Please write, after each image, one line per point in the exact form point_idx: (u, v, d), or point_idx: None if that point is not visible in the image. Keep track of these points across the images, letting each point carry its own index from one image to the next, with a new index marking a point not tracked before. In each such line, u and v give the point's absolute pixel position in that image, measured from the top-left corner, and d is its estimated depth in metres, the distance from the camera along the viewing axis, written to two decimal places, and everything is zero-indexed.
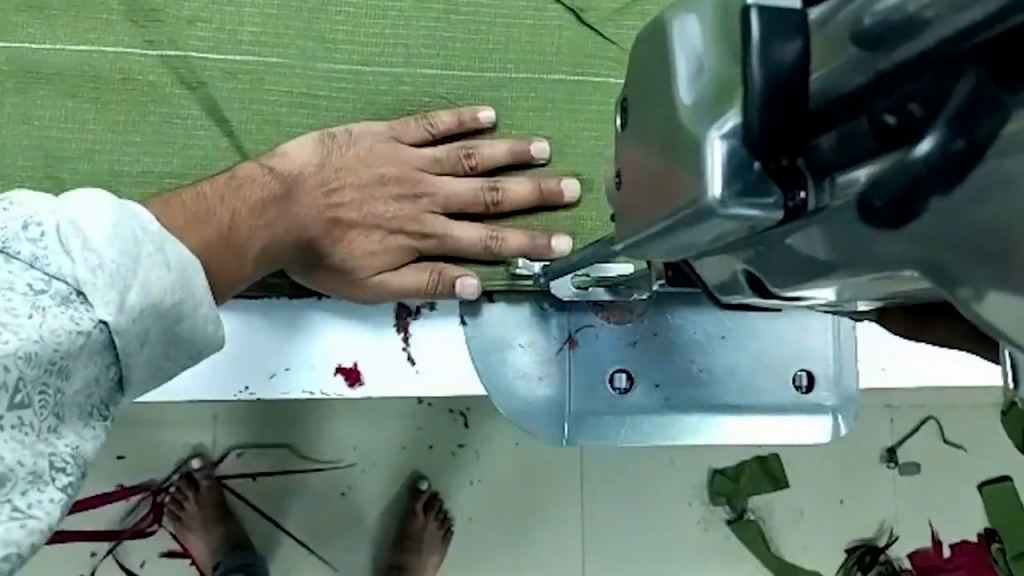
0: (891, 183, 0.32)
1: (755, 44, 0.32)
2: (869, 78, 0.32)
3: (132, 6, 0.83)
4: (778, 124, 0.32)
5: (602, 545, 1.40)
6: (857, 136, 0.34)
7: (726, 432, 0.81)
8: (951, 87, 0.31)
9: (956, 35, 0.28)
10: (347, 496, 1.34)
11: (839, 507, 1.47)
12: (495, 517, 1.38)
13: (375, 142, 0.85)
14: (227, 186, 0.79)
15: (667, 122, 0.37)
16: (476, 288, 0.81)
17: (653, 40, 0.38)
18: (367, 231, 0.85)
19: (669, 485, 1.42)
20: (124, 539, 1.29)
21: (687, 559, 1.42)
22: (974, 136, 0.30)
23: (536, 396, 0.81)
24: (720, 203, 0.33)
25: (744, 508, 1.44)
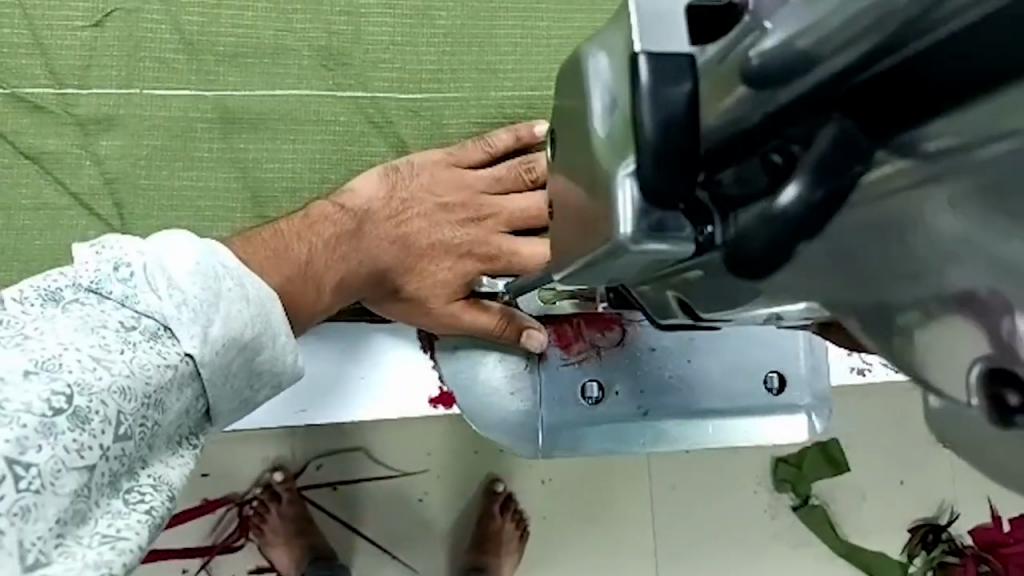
0: (761, 231, 0.38)
1: (643, 87, 0.38)
2: (761, 117, 0.39)
3: (318, 51, 0.96)
4: (670, 169, 0.39)
5: (670, 537, 1.43)
6: (751, 175, 0.41)
7: (700, 435, 0.89)
8: (815, 132, 0.37)
9: (833, 78, 0.35)
10: (423, 501, 1.37)
11: (899, 487, 1.49)
12: (564, 514, 1.41)
13: (478, 160, 0.97)
14: (386, 201, 0.94)
15: (590, 159, 0.43)
16: (543, 343, 0.88)
17: (573, 82, 0.46)
18: (458, 258, 0.94)
19: (738, 473, 1.45)
20: (216, 554, 1.32)
21: (757, 546, 1.45)
22: (837, 184, 0.37)
23: (514, 413, 0.88)
24: (632, 240, 0.39)
25: (808, 494, 1.45)
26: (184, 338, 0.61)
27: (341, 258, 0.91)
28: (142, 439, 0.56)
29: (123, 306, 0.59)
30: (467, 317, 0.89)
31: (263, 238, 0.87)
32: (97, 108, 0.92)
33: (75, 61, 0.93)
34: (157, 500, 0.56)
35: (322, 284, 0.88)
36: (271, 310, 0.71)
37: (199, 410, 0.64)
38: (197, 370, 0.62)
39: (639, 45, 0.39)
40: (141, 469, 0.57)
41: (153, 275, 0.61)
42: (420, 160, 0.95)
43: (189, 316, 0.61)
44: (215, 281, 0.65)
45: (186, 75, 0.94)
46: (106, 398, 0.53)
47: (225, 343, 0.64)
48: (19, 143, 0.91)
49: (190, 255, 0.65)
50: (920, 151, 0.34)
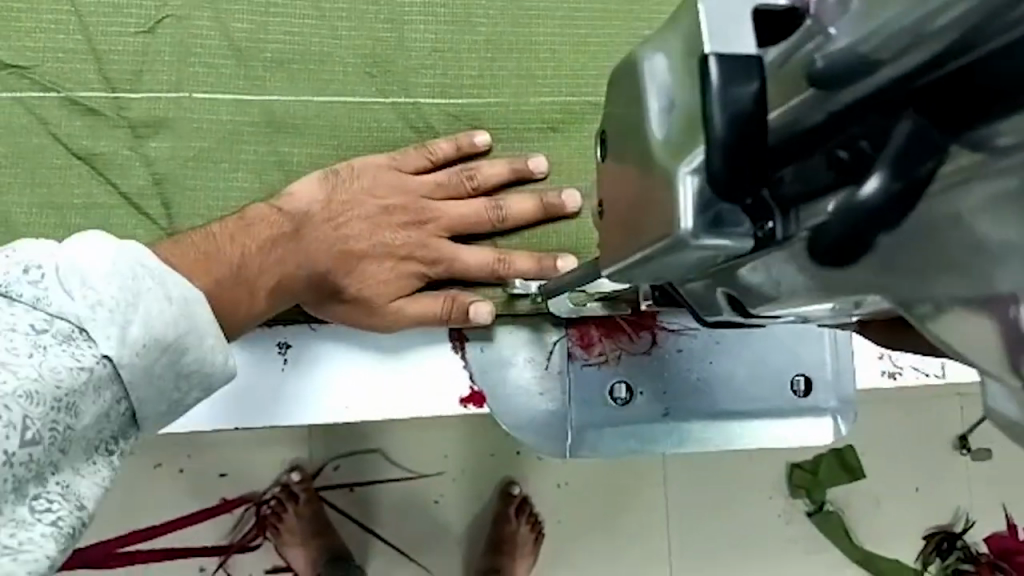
0: (839, 222, 0.38)
1: (713, 82, 0.36)
2: (825, 116, 0.37)
3: (363, 58, 0.90)
4: (738, 164, 0.37)
5: (685, 541, 1.43)
6: (812, 172, 0.39)
7: (727, 438, 0.85)
8: (891, 126, 0.36)
9: (901, 78, 0.34)
10: (440, 503, 1.38)
11: (914, 495, 1.49)
12: (581, 517, 1.41)
13: (411, 162, 0.88)
14: (326, 203, 0.85)
15: (645, 157, 0.42)
16: (489, 313, 0.83)
17: (628, 81, 0.44)
18: (381, 262, 0.86)
19: (754, 478, 1.45)
20: (233, 553, 1.33)
21: (772, 552, 1.45)
22: (913, 177, 0.36)
23: (541, 413, 0.85)
24: (692, 235, 0.39)
25: (823, 500, 1.46)
26: (101, 338, 0.54)
27: (275, 259, 0.82)
28: (53, 445, 0.51)
29: (35, 309, 0.53)
30: (407, 309, 0.84)
31: (192, 243, 0.79)
32: (147, 110, 0.85)
33: (126, 65, 0.86)
34: (65, 509, 0.52)
35: (253, 289, 0.80)
36: (197, 309, 0.62)
37: (124, 414, 0.57)
38: (116, 372, 0.55)
39: (710, 46, 0.37)
40: (51, 476, 0.52)
41: (65, 277, 0.55)
42: (360, 162, 0.87)
43: (106, 316, 0.55)
44: (135, 281, 0.58)
45: (234, 80, 0.87)
46: (9, 403, 0.49)
47: (147, 343, 0.57)
48: (70, 144, 0.84)
49: (104, 253, 0.57)
50: (988, 148, 0.34)
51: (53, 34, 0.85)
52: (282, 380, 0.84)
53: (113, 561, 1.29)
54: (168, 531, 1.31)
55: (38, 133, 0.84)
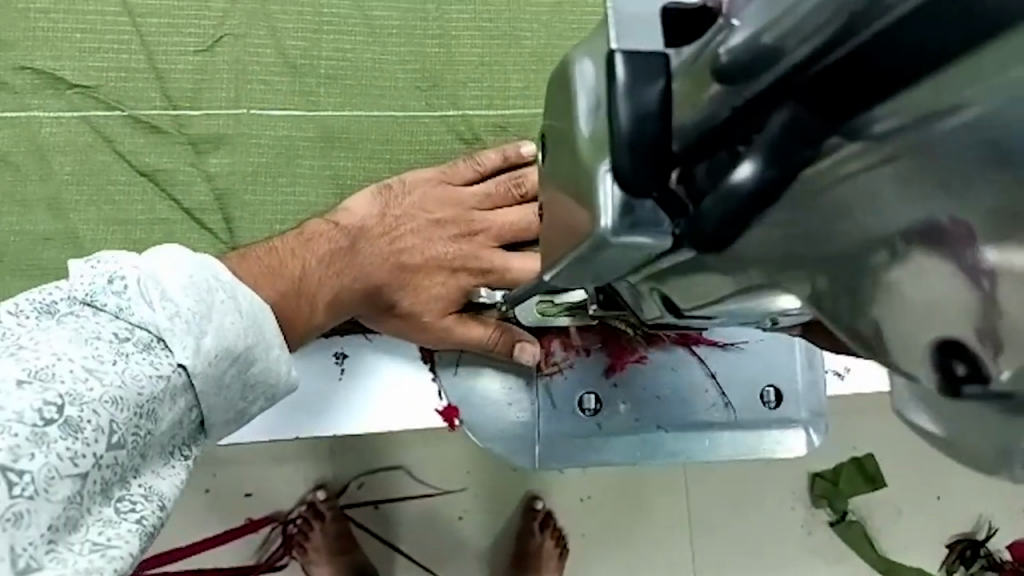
0: (719, 210, 0.40)
1: (621, 81, 0.40)
2: (728, 112, 0.39)
3: (411, 74, 0.97)
4: (642, 162, 0.40)
5: (710, 552, 1.44)
6: (719, 166, 0.40)
7: (696, 448, 0.90)
8: (770, 112, 0.38)
9: (789, 72, 0.35)
10: (463, 520, 1.38)
11: (935, 502, 1.49)
12: (605, 529, 1.42)
13: (457, 175, 0.96)
14: (380, 218, 0.94)
15: (576, 156, 0.46)
16: (534, 354, 0.88)
17: (563, 83, 0.49)
18: (433, 274, 0.94)
19: (775, 489, 1.46)
20: (260, 572, 1.34)
21: (793, 561, 1.45)
22: (798, 160, 0.38)
23: (513, 423, 0.90)
24: (612, 232, 0.41)
25: (846, 509, 1.46)
26: (177, 347, 0.64)
27: (334, 274, 0.90)
28: (135, 449, 0.59)
29: (117, 318, 0.62)
30: (453, 329, 0.89)
31: (258, 257, 0.87)
32: (208, 128, 0.94)
33: (187, 84, 0.94)
34: (147, 509, 0.60)
35: (314, 301, 0.87)
36: (263, 321, 0.73)
37: (193, 420, 0.67)
38: (189, 380, 0.65)
39: (616, 42, 0.41)
40: (133, 479, 0.60)
41: (147, 288, 0.64)
42: (410, 177, 0.95)
43: (182, 326, 0.64)
44: (209, 293, 0.68)
45: (288, 95, 0.95)
46: (98, 408, 0.56)
47: (218, 353, 0.67)
48: (133, 162, 0.93)
49: (181, 268, 0.68)
50: (869, 135, 0.35)
51: (118, 54, 0.94)
52: (339, 388, 0.90)
53: None
54: (193, 552, 1.32)
55: (102, 150, 0.93)
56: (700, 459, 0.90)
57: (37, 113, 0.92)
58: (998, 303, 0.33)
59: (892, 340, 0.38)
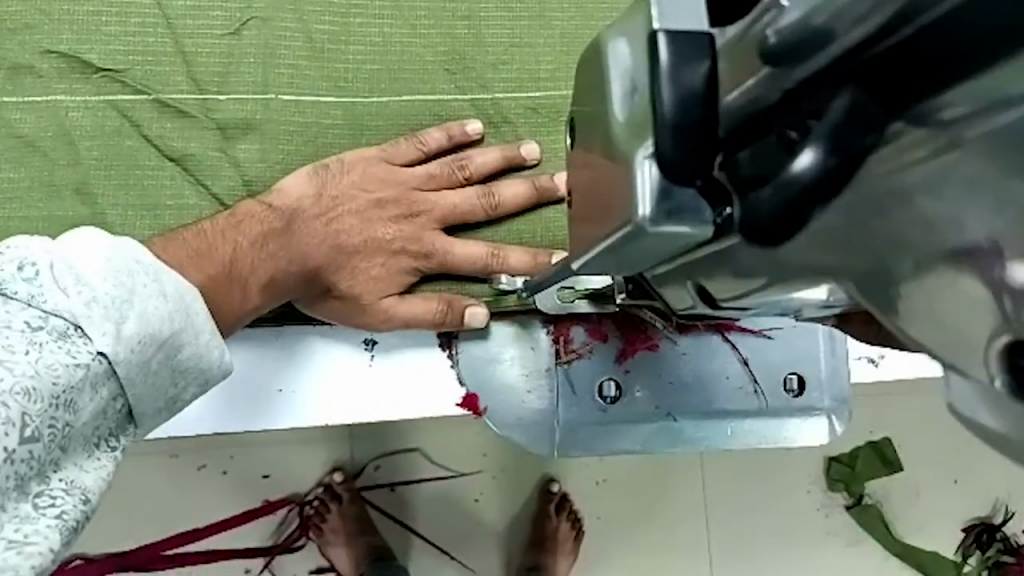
0: (774, 201, 0.41)
1: (664, 63, 0.41)
2: (779, 96, 0.41)
3: (441, 55, 0.94)
4: (686, 146, 0.41)
5: (723, 535, 1.44)
6: (769, 152, 0.42)
7: (718, 435, 0.90)
8: (829, 100, 0.39)
9: (846, 54, 0.37)
10: (480, 502, 1.38)
11: (952, 486, 1.48)
12: (621, 511, 1.42)
13: (400, 154, 0.91)
14: (317, 198, 0.88)
15: (609, 141, 0.47)
16: (485, 317, 0.87)
17: (594, 62, 0.49)
18: (371, 256, 0.88)
19: (789, 473, 1.45)
20: (277, 554, 1.34)
21: (808, 543, 1.45)
22: (853, 147, 0.39)
23: (531, 410, 0.89)
24: (648, 219, 0.43)
25: (863, 493, 1.46)
26: (96, 335, 0.58)
27: (269, 255, 0.85)
28: (54, 441, 0.55)
29: (30, 306, 0.56)
30: (398, 308, 0.86)
31: (187, 240, 0.83)
32: (236, 113, 0.90)
33: (213, 67, 0.91)
34: (69, 504, 0.56)
35: (245, 284, 0.83)
36: (191, 305, 0.67)
37: (119, 411, 0.62)
38: (113, 368, 0.59)
39: (658, 23, 0.42)
40: (53, 474, 0.56)
41: (60, 273, 0.59)
42: (350, 156, 0.90)
43: (102, 312, 0.59)
44: (129, 277, 0.62)
45: (316, 79, 0.92)
46: (7, 400, 0.53)
47: (143, 339, 0.61)
48: (161, 147, 0.89)
49: (100, 250, 0.62)
50: (933, 120, 0.38)
51: (143, 38, 0.91)
52: (370, 374, 0.88)
53: (160, 565, 1.31)
54: (211, 532, 1.33)
55: (130, 135, 0.89)
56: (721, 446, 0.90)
57: (62, 97, 0.89)
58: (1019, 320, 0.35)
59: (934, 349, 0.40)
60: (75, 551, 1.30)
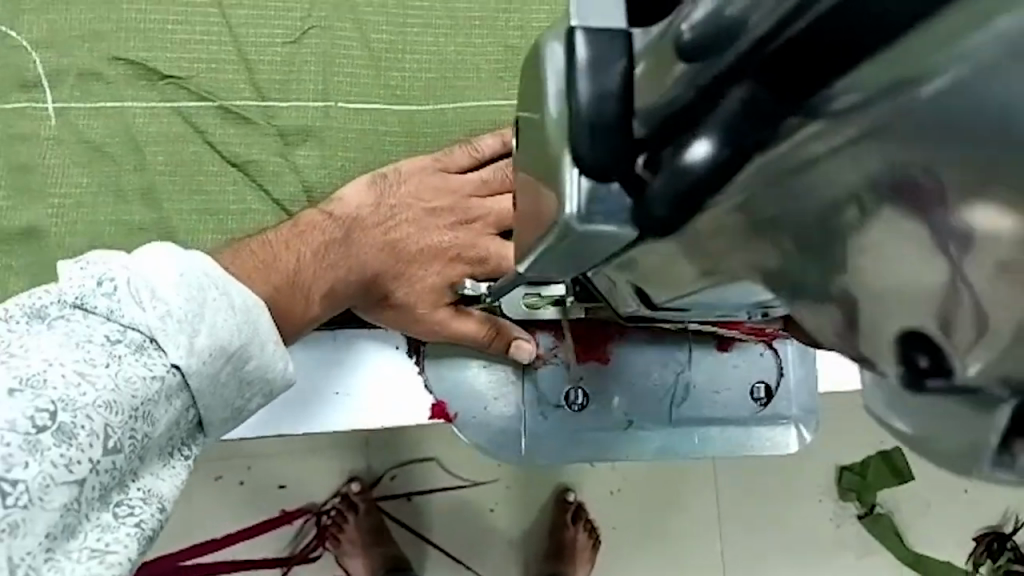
0: (670, 196, 0.37)
1: (580, 61, 0.35)
2: (695, 92, 0.35)
3: (495, 64, 0.95)
4: (607, 144, 0.35)
5: (735, 543, 1.44)
6: (676, 148, 0.36)
7: (683, 443, 0.90)
8: (726, 88, 0.35)
9: (755, 44, 0.33)
10: (494, 511, 1.39)
11: (962, 495, 1.49)
12: (635, 519, 1.43)
13: (447, 163, 0.93)
14: (374, 207, 0.90)
15: (541, 139, 0.39)
16: (531, 352, 0.88)
17: (529, 59, 0.41)
18: (428, 264, 0.90)
19: (802, 482, 1.46)
20: (294, 564, 1.35)
21: (819, 551, 1.46)
22: (743, 143, 0.35)
23: (497, 417, 0.89)
24: (576, 221, 0.36)
25: (874, 503, 1.46)
26: (170, 348, 0.60)
27: (329, 265, 0.87)
28: (133, 452, 0.56)
29: (109, 321, 0.58)
30: (450, 321, 0.87)
31: (258, 249, 0.85)
32: (296, 120, 0.92)
33: (274, 75, 0.93)
34: (147, 513, 0.57)
35: (309, 292, 0.85)
36: (259, 320, 0.68)
37: (190, 420, 0.63)
38: (185, 380, 0.61)
39: (577, 19, 0.36)
40: (131, 483, 0.57)
41: (137, 289, 0.60)
42: (406, 166, 0.92)
43: (176, 326, 0.60)
44: (200, 291, 0.63)
45: (376, 87, 0.94)
46: (91, 413, 0.53)
47: (214, 352, 0.63)
48: (223, 152, 0.91)
49: (173, 264, 0.63)
50: (827, 112, 0.32)
51: (207, 46, 0.93)
52: (418, 383, 0.90)
53: None
54: (224, 544, 1.33)
55: (194, 141, 0.91)
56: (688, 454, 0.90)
57: (130, 104, 0.91)
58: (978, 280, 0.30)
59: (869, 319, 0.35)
60: None
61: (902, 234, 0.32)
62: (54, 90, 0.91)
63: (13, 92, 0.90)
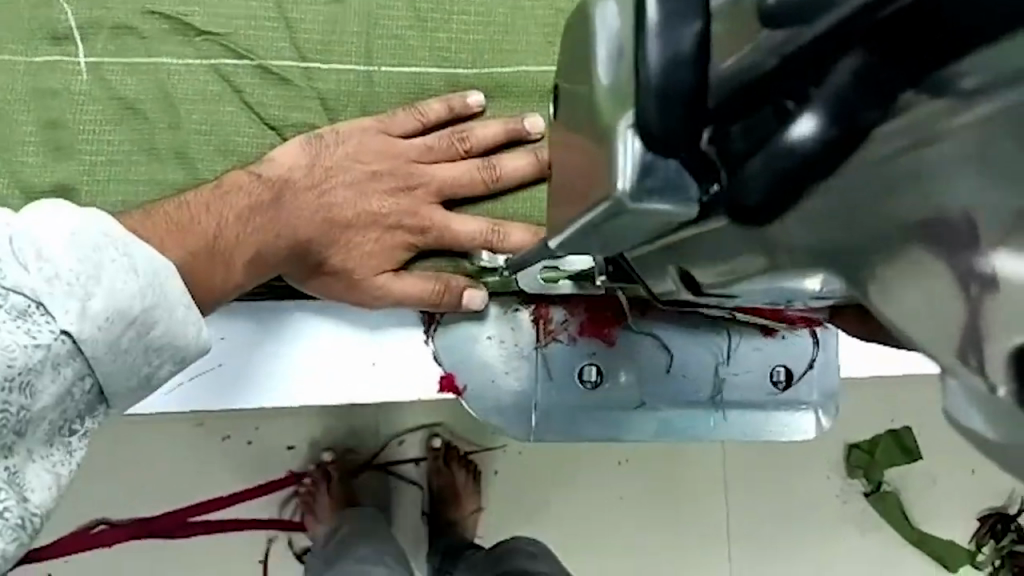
0: (768, 177, 0.39)
1: (652, 23, 0.38)
2: (778, 62, 0.36)
3: (546, 29, 0.92)
4: (672, 114, 0.38)
5: (740, 517, 1.45)
6: (760, 122, 0.39)
7: (696, 425, 0.90)
8: (836, 62, 0.36)
9: (861, 13, 0.33)
10: (498, 474, 1.41)
11: (969, 476, 1.49)
12: (643, 492, 1.42)
13: (362, 135, 0.87)
14: (309, 169, 0.86)
15: (587, 107, 0.43)
16: (484, 301, 0.86)
17: (575, 24, 0.45)
18: (363, 232, 0.86)
19: (810, 458, 1.46)
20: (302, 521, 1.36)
21: (823, 527, 1.46)
22: (855, 124, 0.37)
23: (508, 392, 0.89)
24: (629, 198, 0.40)
25: (881, 481, 1.46)
26: (59, 314, 0.56)
27: (253, 230, 0.83)
28: (5, 426, 0.55)
29: None
30: (394, 285, 0.85)
31: (164, 212, 0.80)
32: (340, 83, 0.89)
33: (315, 35, 0.89)
34: (10, 498, 0.56)
35: (229, 257, 0.80)
36: (168, 282, 0.63)
37: (90, 391, 0.60)
38: (77, 348, 0.57)
39: None
40: (1, 460, 0.56)
41: (20, 248, 0.56)
42: (346, 126, 0.87)
43: (64, 290, 0.56)
44: (95, 252, 0.59)
45: (421, 51, 0.91)
46: None
47: (110, 318, 0.59)
48: (261, 113, 0.88)
49: (66, 222, 0.59)
50: (954, 90, 0.33)
51: (247, 3, 0.89)
52: (426, 354, 0.89)
53: (183, 533, 1.32)
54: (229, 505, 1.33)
55: (231, 101, 0.88)
56: (701, 435, 0.91)
57: (166, 60, 0.88)
58: (984, 310, 0.34)
59: (920, 337, 0.38)
60: (97, 516, 1.31)
61: (931, 279, 0.36)
62: (86, 43, 0.87)
63: (44, 44, 0.87)
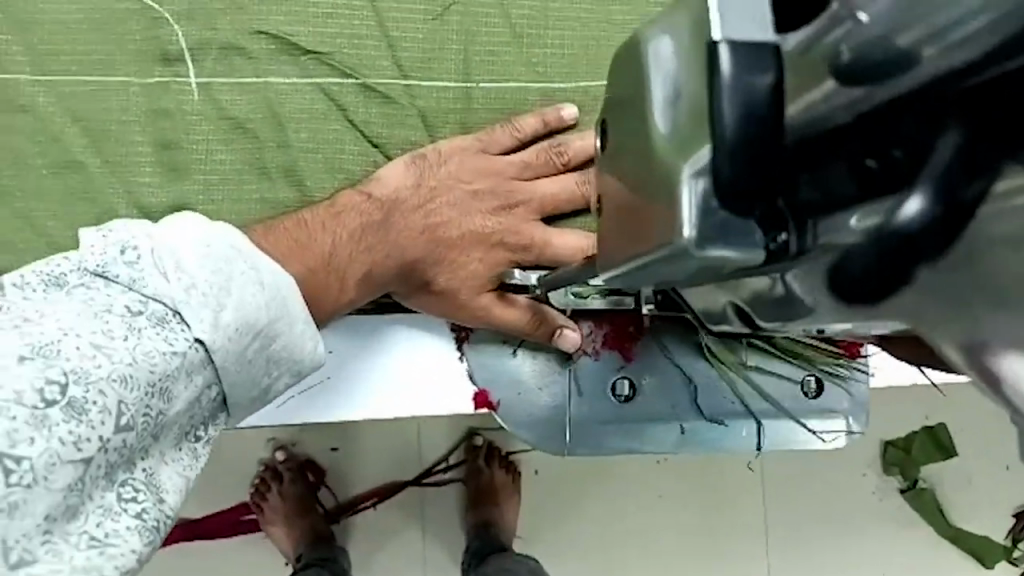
0: (865, 247, 0.36)
1: (726, 74, 0.34)
2: (852, 118, 0.35)
3: None
4: (748, 165, 0.34)
5: (776, 515, 1.45)
6: (835, 179, 0.36)
7: (730, 436, 0.92)
8: (935, 138, 0.34)
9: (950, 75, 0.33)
10: (537, 475, 1.42)
11: (1005, 473, 1.49)
12: (682, 491, 1.43)
13: (464, 154, 0.88)
14: (415, 188, 0.87)
15: (647, 150, 0.39)
16: (577, 341, 0.87)
17: (631, 58, 0.43)
18: (468, 250, 0.88)
19: (850, 456, 1.47)
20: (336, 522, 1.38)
21: (862, 525, 1.47)
22: (960, 197, 0.34)
23: (540, 407, 0.90)
24: (694, 245, 0.35)
25: (917, 478, 1.47)
26: (194, 322, 0.59)
27: (365, 249, 0.85)
28: (145, 429, 0.56)
29: (130, 290, 0.58)
30: (494, 307, 0.86)
31: (283, 229, 0.82)
32: (439, 99, 0.90)
33: (417, 51, 0.90)
34: (147, 500, 0.56)
35: (337, 279, 0.83)
36: (288, 297, 0.67)
37: (214, 399, 0.63)
38: (208, 356, 0.60)
39: (718, 31, 0.34)
40: (138, 462, 0.57)
41: (161, 259, 0.60)
42: (446, 145, 0.88)
43: (200, 299, 0.60)
44: (228, 265, 0.62)
45: (517, 66, 0.91)
46: (105, 387, 0.53)
47: (239, 328, 0.62)
48: (364, 130, 0.90)
49: (198, 233, 0.63)
50: None
51: (350, 20, 0.90)
52: (511, 366, 0.90)
53: (228, 532, 1.37)
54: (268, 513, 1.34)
55: (335, 118, 0.89)
56: (730, 445, 0.92)
57: (272, 79, 0.89)
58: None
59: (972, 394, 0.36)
60: None
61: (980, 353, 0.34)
62: (196, 64, 0.88)
63: (157, 65, 0.88)
